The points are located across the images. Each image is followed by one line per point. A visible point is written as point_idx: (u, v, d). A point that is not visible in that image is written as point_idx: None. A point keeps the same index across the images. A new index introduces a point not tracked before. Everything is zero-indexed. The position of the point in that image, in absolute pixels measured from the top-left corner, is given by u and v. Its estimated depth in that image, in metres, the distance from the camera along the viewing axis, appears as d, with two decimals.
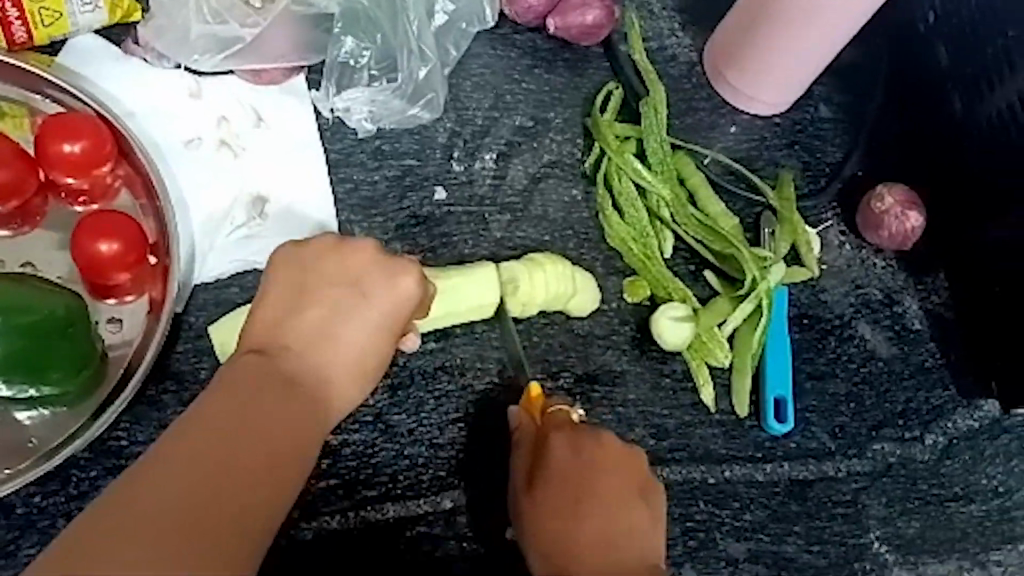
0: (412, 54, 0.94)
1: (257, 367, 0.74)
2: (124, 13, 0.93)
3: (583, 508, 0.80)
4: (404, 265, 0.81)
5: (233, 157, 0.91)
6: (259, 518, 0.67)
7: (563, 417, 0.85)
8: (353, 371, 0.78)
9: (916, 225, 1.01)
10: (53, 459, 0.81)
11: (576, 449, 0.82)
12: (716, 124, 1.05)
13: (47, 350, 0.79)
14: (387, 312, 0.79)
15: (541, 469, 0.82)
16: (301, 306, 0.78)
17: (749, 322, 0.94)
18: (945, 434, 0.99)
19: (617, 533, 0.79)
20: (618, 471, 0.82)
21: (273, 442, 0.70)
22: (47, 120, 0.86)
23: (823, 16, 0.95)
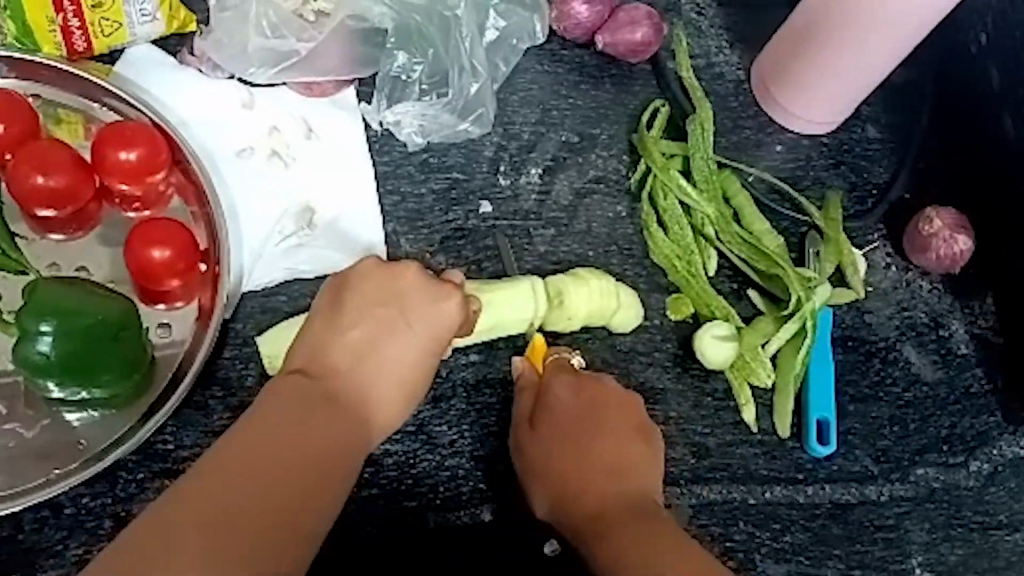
0: (463, 70, 0.95)
1: (300, 385, 0.75)
2: (180, 23, 0.95)
3: (583, 440, 0.84)
4: (445, 286, 0.81)
5: (284, 167, 0.93)
6: (295, 529, 0.68)
7: (565, 364, 0.89)
8: (395, 390, 0.79)
9: (964, 249, 1.00)
10: (104, 460, 0.83)
11: (578, 391, 0.86)
12: (762, 143, 1.05)
13: (101, 353, 0.82)
14: (429, 331, 0.80)
15: (544, 413, 0.86)
16: (344, 325, 0.78)
17: (792, 343, 0.93)
18: (990, 460, 0.97)
19: (619, 461, 0.83)
20: (617, 410, 0.86)
21: (312, 459, 0.71)
22: (105, 127, 0.87)
23: (877, 34, 0.94)
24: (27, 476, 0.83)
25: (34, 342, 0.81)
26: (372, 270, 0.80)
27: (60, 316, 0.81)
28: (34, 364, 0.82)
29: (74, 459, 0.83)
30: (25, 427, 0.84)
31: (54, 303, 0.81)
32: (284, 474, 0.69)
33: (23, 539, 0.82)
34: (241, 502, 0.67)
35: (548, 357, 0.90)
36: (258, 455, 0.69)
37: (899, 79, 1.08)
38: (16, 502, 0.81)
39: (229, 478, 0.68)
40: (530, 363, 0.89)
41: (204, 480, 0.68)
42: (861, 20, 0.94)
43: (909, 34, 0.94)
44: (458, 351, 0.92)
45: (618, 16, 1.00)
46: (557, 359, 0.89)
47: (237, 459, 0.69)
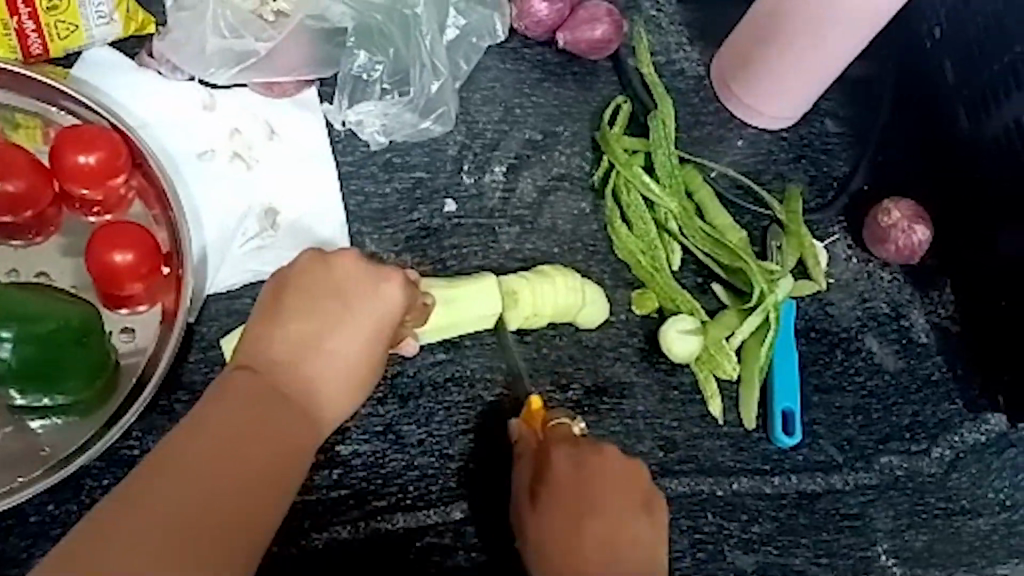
0: (425, 68, 0.95)
1: (247, 379, 0.75)
2: (138, 26, 0.94)
3: (585, 517, 0.82)
4: (384, 271, 0.80)
5: (245, 168, 0.92)
6: (254, 527, 0.69)
7: (565, 432, 0.86)
8: (345, 381, 0.78)
9: (922, 240, 1.01)
10: (68, 467, 0.81)
11: (580, 463, 0.83)
12: (724, 138, 1.06)
13: (62, 359, 0.80)
14: (374, 321, 0.79)
15: (544, 486, 0.83)
16: (287, 320, 0.77)
17: (756, 335, 0.94)
18: (952, 447, 0.99)
19: (622, 541, 0.81)
20: (619, 483, 0.83)
21: (265, 453, 0.71)
22: (63, 130, 0.86)
23: (834, 28, 0.95)
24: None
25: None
26: (315, 263, 0.79)
27: (19, 322, 0.79)
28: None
29: (36, 468, 0.82)
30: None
31: (12, 309, 0.79)
32: (236, 469, 0.70)
33: None
34: (194, 501, 0.67)
35: (546, 420, 0.88)
36: (209, 452, 0.70)
37: (857, 73, 1.10)
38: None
39: (181, 479, 0.68)
40: (528, 426, 0.87)
41: (154, 481, 0.68)
42: (819, 14, 0.95)
43: (868, 27, 0.95)
44: (424, 350, 0.91)
45: (579, 13, 1.00)
46: (558, 427, 0.86)
47: (189, 461, 0.69)
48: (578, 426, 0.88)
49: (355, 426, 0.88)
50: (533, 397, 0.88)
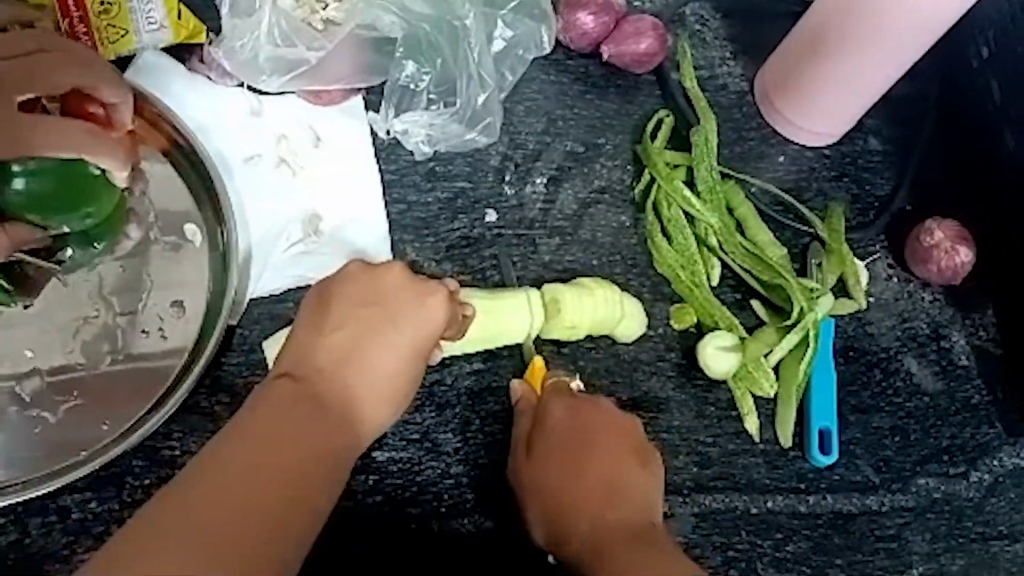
0: (471, 79, 0.95)
1: (286, 390, 0.76)
2: (188, 34, 0.94)
3: (582, 461, 0.86)
4: (427, 287, 0.81)
5: (292, 175, 0.93)
6: (292, 530, 0.69)
7: (562, 385, 0.90)
8: (386, 392, 0.79)
9: (966, 261, 1.00)
10: (114, 449, 0.84)
11: (573, 411, 0.88)
12: (765, 154, 1.06)
13: (77, 191, 0.82)
14: (416, 334, 0.80)
15: (542, 434, 0.87)
16: (329, 329, 0.79)
17: (794, 354, 0.94)
18: (990, 471, 0.98)
19: (618, 484, 0.85)
20: (612, 430, 0.88)
21: (302, 463, 0.71)
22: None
23: (885, 47, 0.95)
24: (28, 469, 0.84)
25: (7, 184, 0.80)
26: (358, 272, 0.81)
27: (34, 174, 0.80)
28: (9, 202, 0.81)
29: (71, 454, 0.84)
30: (48, 411, 0.85)
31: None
32: (273, 477, 0.69)
33: (31, 543, 0.83)
34: (230, 504, 0.67)
35: (546, 380, 0.90)
36: (247, 461, 0.69)
37: (903, 91, 1.08)
38: (15, 495, 0.82)
39: (220, 486, 0.68)
40: (529, 386, 0.90)
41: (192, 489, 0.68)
42: (869, 33, 0.94)
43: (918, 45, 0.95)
44: (461, 359, 0.92)
45: (624, 27, 1.00)
46: (555, 381, 0.89)
47: (227, 466, 0.69)
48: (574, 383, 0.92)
49: (392, 432, 0.89)
50: (534, 360, 0.91)
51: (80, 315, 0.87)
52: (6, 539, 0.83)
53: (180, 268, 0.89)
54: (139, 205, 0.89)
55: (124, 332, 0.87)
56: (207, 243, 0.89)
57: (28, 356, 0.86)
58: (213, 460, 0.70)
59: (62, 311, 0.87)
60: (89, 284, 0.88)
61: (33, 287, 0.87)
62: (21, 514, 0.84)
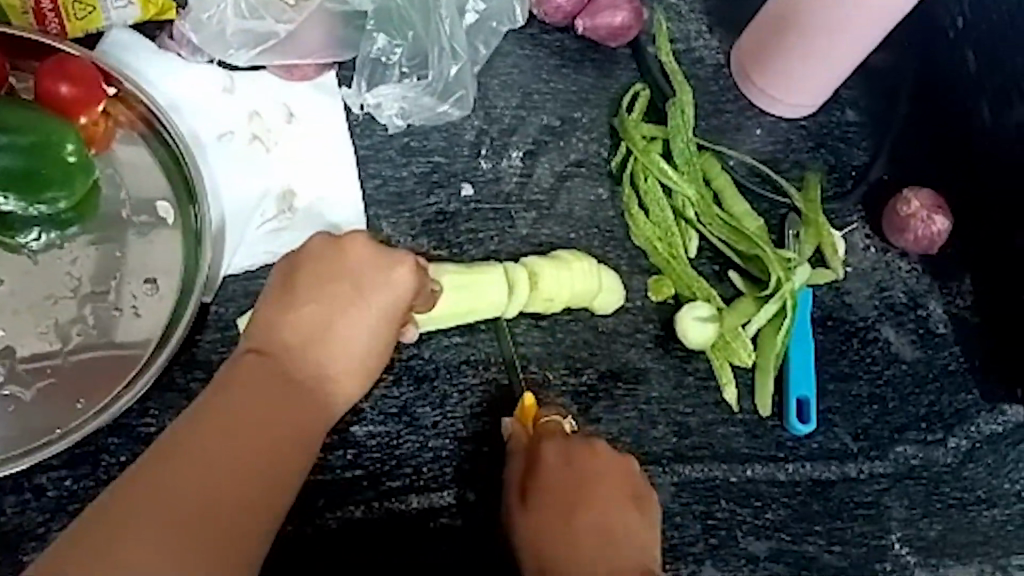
0: (443, 52, 0.95)
1: (255, 366, 0.75)
2: (158, 10, 0.94)
3: (580, 513, 0.82)
4: (394, 258, 0.79)
5: (265, 151, 0.93)
6: (265, 510, 0.70)
7: (554, 428, 0.87)
8: (356, 367, 0.79)
9: (942, 229, 1.01)
10: (85, 429, 0.82)
11: (568, 457, 0.84)
12: (742, 125, 1.05)
13: (43, 171, 0.83)
14: (385, 307, 0.79)
15: (535, 480, 0.83)
16: (296, 304, 0.78)
17: (772, 323, 0.94)
18: (968, 438, 0.99)
19: (616, 532, 0.81)
20: (609, 475, 0.84)
21: (275, 442, 0.72)
22: (45, 62, 0.88)
23: (855, 15, 0.95)
24: (1, 447, 0.83)
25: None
26: (325, 246, 0.79)
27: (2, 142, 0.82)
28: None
29: (45, 432, 0.83)
30: (22, 388, 0.84)
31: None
32: (248, 457, 0.71)
33: (7, 521, 0.82)
34: (205, 486, 0.68)
35: (539, 418, 0.88)
36: (220, 439, 0.70)
37: (878, 62, 1.09)
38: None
39: (193, 466, 0.69)
40: (520, 423, 0.88)
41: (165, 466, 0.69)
42: (840, 2, 0.94)
43: (895, 8, 0.94)
44: (440, 334, 0.92)
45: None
46: (547, 423, 0.87)
47: (202, 444, 0.70)
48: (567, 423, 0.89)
49: (370, 407, 0.89)
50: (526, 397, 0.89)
51: (53, 293, 0.86)
52: None
53: (154, 248, 0.88)
54: (111, 188, 0.89)
55: (97, 310, 0.86)
56: (180, 221, 0.89)
57: (0, 335, 0.85)
58: (185, 436, 0.70)
59: (35, 290, 0.86)
60: (63, 264, 0.87)
61: (5, 266, 0.86)
62: None
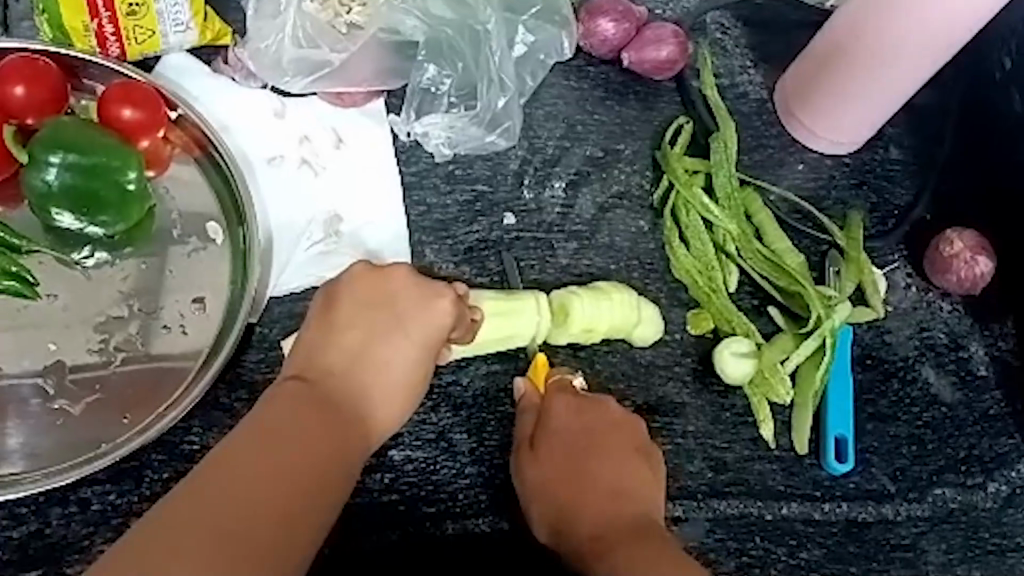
0: (492, 83, 0.96)
1: (299, 390, 0.77)
2: (214, 35, 0.96)
3: (584, 459, 0.89)
4: (433, 288, 0.83)
5: (313, 176, 0.95)
6: (305, 528, 0.70)
7: (566, 385, 0.91)
8: (395, 392, 0.81)
9: (985, 271, 1.00)
10: (128, 445, 0.84)
11: (577, 411, 0.90)
12: (785, 161, 1.05)
13: (103, 193, 0.86)
14: (424, 334, 0.82)
15: (546, 432, 0.89)
16: (338, 332, 0.80)
17: (812, 359, 0.94)
18: (1008, 482, 0.97)
19: (619, 478, 0.88)
20: (615, 430, 0.90)
21: (316, 465, 0.73)
22: (112, 86, 0.90)
23: (901, 58, 0.95)
24: (47, 459, 0.84)
25: (41, 171, 0.85)
26: (368, 273, 0.82)
27: (63, 160, 0.85)
28: (36, 190, 0.86)
29: (90, 446, 0.84)
30: (70, 402, 0.85)
31: (62, 136, 0.85)
32: (288, 476, 0.71)
33: (51, 533, 0.83)
34: (245, 504, 0.69)
35: (549, 377, 0.92)
36: (261, 462, 0.71)
37: (922, 102, 1.09)
38: (35, 485, 0.83)
39: (236, 486, 0.69)
40: (531, 384, 0.91)
41: (207, 484, 0.69)
42: (884, 45, 0.95)
43: (942, 50, 0.94)
44: (479, 359, 0.93)
45: (644, 34, 1.01)
46: (558, 379, 0.91)
47: (242, 465, 0.71)
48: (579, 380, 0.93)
49: (407, 432, 0.90)
50: (537, 355, 0.92)
51: (104, 311, 0.88)
52: (27, 529, 0.83)
53: (203, 269, 0.90)
54: (164, 208, 0.91)
55: (144, 328, 0.88)
56: (228, 242, 0.91)
57: (51, 349, 0.87)
58: (228, 457, 0.71)
59: (86, 307, 0.88)
60: (114, 283, 0.89)
61: (57, 282, 0.88)
62: (42, 505, 0.84)
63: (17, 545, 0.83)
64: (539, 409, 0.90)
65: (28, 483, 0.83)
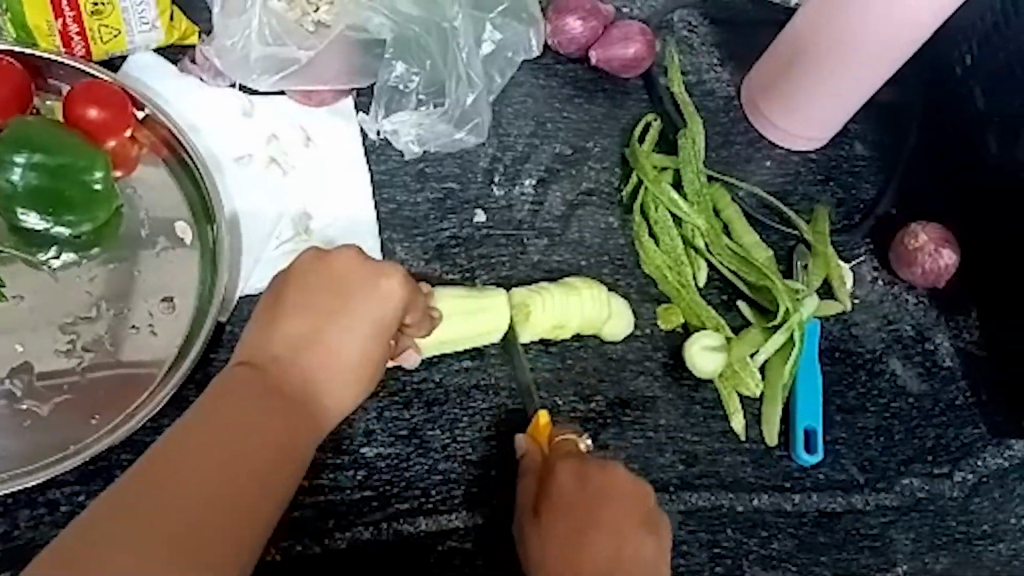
0: (460, 80, 0.97)
1: (246, 375, 0.76)
2: (181, 34, 0.96)
3: (586, 530, 0.81)
4: (380, 269, 0.81)
5: (282, 174, 0.95)
6: (255, 517, 0.70)
7: (571, 448, 0.87)
8: (348, 377, 0.80)
9: (949, 264, 1.02)
10: (96, 446, 0.83)
11: (582, 477, 0.83)
12: (752, 157, 1.07)
13: (69, 193, 0.85)
14: (375, 316, 0.80)
15: (547, 496, 0.83)
16: (286, 315, 0.79)
17: (780, 353, 0.95)
18: (974, 472, 0.99)
19: (622, 553, 0.80)
20: (622, 498, 0.83)
21: (267, 453, 0.72)
22: (77, 85, 0.89)
23: (864, 55, 0.97)
24: (15, 461, 0.83)
25: (6, 171, 0.84)
26: (315, 262, 0.81)
27: (29, 160, 0.84)
28: (1, 190, 0.85)
29: (59, 447, 0.84)
30: (38, 404, 0.85)
31: (26, 135, 0.85)
32: (239, 465, 0.71)
33: (18, 536, 0.82)
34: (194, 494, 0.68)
35: (553, 436, 0.89)
36: (211, 449, 0.70)
37: (886, 98, 1.11)
38: (0, 487, 0.82)
39: (183, 478, 0.69)
40: (534, 442, 0.88)
41: (153, 476, 0.69)
42: (847, 43, 0.96)
43: (903, 49, 0.96)
44: (450, 357, 0.93)
45: (612, 32, 1.02)
46: (564, 442, 0.87)
47: (192, 454, 0.70)
48: (585, 443, 0.89)
49: (380, 429, 0.90)
50: (541, 412, 0.90)
51: (72, 312, 0.87)
52: None
53: (171, 268, 0.90)
54: (132, 208, 0.91)
55: (112, 328, 0.87)
56: (198, 242, 0.90)
57: (19, 350, 0.86)
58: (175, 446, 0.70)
59: (54, 307, 0.87)
60: (82, 282, 0.88)
61: (23, 283, 0.87)
62: (9, 507, 0.83)
63: None
64: (542, 471, 0.86)
65: None
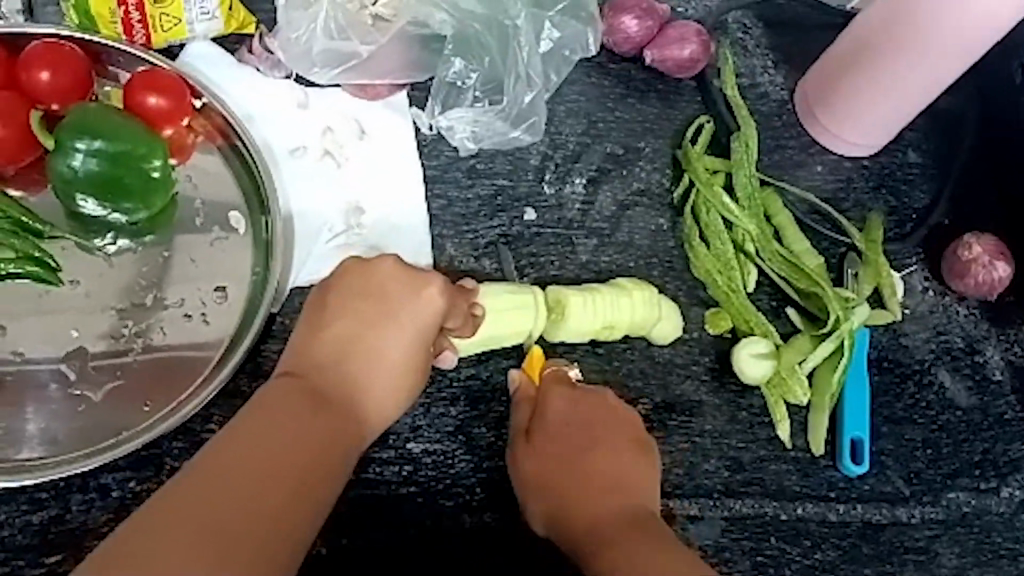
0: (518, 79, 0.96)
1: (286, 388, 0.76)
2: (238, 24, 0.96)
3: (579, 452, 0.86)
4: (420, 277, 0.81)
5: (336, 166, 0.95)
6: (296, 521, 0.70)
7: (558, 374, 0.90)
8: (388, 386, 0.80)
9: (1003, 276, 1.00)
10: (148, 434, 0.84)
11: (574, 403, 0.88)
12: (804, 163, 1.05)
13: (128, 179, 0.86)
14: (415, 324, 0.80)
15: (540, 420, 0.87)
16: (327, 326, 0.80)
17: (828, 362, 0.94)
18: (1022, 488, 0.97)
19: (618, 473, 0.84)
20: (609, 420, 0.88)
21: (305, 459, 0.72)
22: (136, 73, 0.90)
23: (929, 64, 0.95)
24: (68, 445, 0.84)
25: (67, 157, 0.85)
26: (355, 270, 0.82)
27: (89, 146, 0.85)
28: (61, 176, 0.86)
29: (112, 432, 0.84)
30: (92, 389, 0.85)
31: (89, 122, 0.85)
32: (279, 470, 0.71)
33: (72, 518, 0.83)
34: (234, 494, 0.68)
35: (544, 370, 0.90)
36: (252, 453, 0.71)
37: (943, 105, 1.09)
38: (55, 470, 0.83)
39: (221, 487, 0.68)
40: (527, 376, 0.90)
41: (194, 483, 0.68)
42: (911, 52, 0.95)
43: (966, 60, 0.94)
44: (498, 355, 0.93)
45: (667, 32, 1.01)
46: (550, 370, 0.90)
47: (232, 459, 0.70)
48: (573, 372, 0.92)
49: (426, 424, 0.90)
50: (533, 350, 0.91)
51: (127, 298, 0.88)
52: (47, 514, 0.83)
53: (225, 257, 0.90)
54: (187, 196, 0.91)
55: (166, 315, 0.88)
56: (251, 231, 0.91)
57: (74, 335, 0.87)
58: (211, 459, 0.70)
59: (109, 293, 0.88)
60: (137, 270, 0.89)
61: (81, 269, 0.88)
62: (63, 490, 0.84)
63: (38, 530, 0.83)
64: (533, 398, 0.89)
65: (47, 469, 0.83)
